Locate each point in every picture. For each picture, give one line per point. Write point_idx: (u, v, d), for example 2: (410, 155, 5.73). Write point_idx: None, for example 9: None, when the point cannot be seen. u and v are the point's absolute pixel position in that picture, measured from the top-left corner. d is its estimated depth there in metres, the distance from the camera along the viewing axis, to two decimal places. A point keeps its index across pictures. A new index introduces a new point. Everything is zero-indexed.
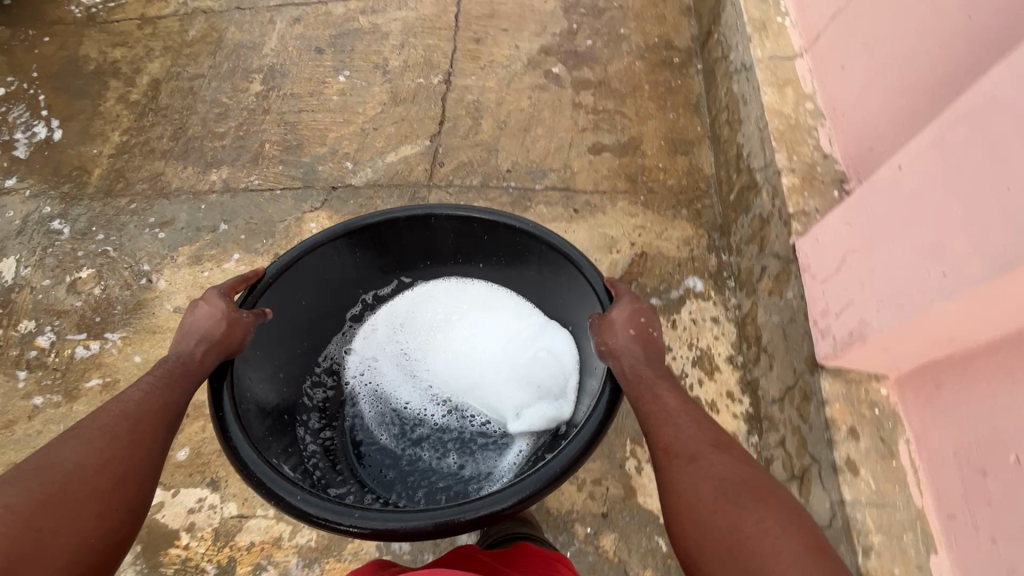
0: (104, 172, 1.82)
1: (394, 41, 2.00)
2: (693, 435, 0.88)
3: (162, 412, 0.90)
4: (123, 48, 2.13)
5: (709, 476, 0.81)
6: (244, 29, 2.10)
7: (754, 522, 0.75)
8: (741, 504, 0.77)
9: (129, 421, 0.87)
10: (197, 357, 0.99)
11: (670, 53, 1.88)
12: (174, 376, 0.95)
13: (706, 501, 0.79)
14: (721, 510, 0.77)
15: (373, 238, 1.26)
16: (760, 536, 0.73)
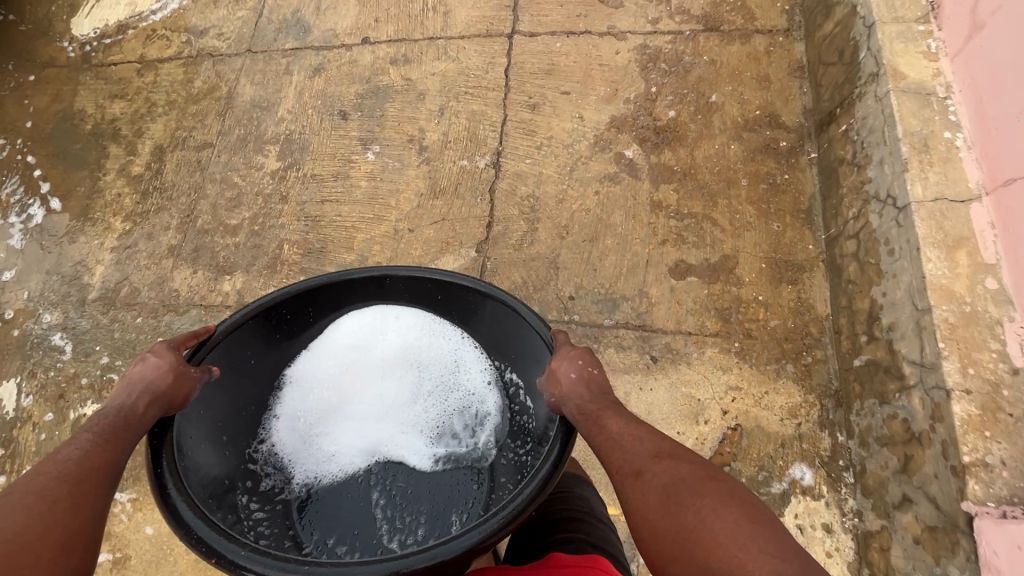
0: (106, 270, 1.60)
1: (431, 104, 1.67)
2: (635, 446, 0.78)
3: (103, 470, 0.73)
4: (123, 101, 1.85)
5: (653, 486, 0.72)
6: (258, 82, 1.79)
7: (704, 520, 0.65)
8: (687, 503, 0.68)
9: (67, 480, 0.70)
10: (145, 404, 0.82)
11: (776, 133, 1.50)
12: (114, 431, 0.79)
13: (652, 512, 0.70)
14: (670, 514, 0.68)
15: (323, 302, 1.05)
16: (710, 533, 0.64)
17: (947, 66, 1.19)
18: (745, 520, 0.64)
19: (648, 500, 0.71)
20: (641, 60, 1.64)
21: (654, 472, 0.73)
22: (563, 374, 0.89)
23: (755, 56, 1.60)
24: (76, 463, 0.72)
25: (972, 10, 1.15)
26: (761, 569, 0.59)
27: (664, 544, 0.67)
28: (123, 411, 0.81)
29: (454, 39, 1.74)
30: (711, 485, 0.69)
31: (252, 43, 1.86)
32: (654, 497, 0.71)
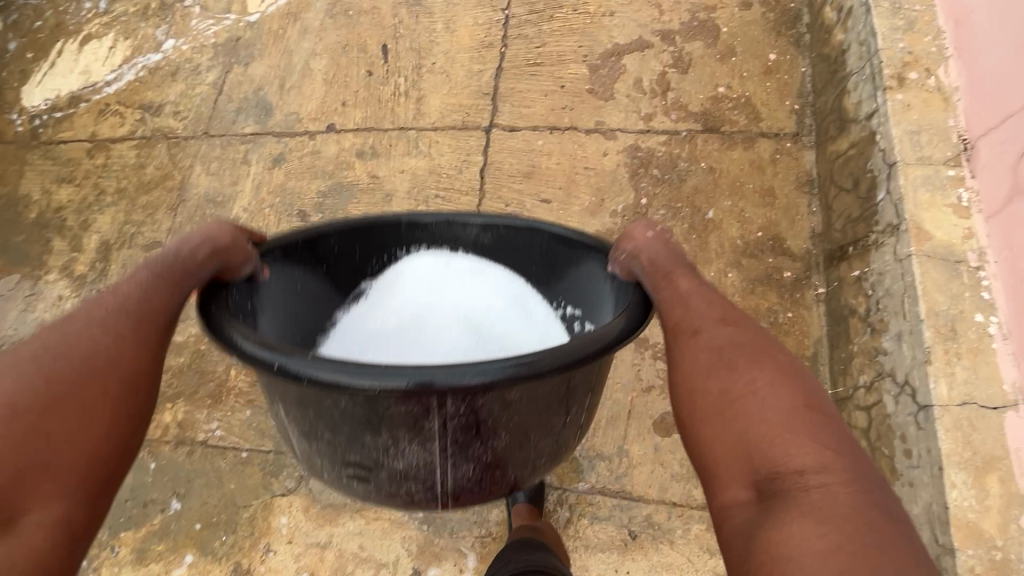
0: None
1: (398, 208, 1.51)
2: (701, 309, 0.74)
3: (149, 321, 0.70)
4: (70, 186, 1.71)
5: (707, 345, 0.70)
6: (214, 171, 1.65)
7: (751, 391, 0.64)
8: (739, 367, 0.66)
9: (117, 326, 0.67)
10: (201, 251, 0.76)
11: (780, 260, 1.33)
12: (168, 275, 0.74)
13: (698, 372, 0.68)
14: (714, 376, 0.67)
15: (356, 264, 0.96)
16: (758, 410, 0.62)
17: (980, 226, 1.02)
18: (790, 408, 0.61)
19: (697, 357, 0.70)
20: (631, 164, 1.47)
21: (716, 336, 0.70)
22: (639, 234, 0.80)
23: (759, 164, 1.42)
24: (131, 308, 0.70)
25: (1012, 167, 0.98)
26: (798, 450, 0.58)
27: (703, 399, 0.66)
28: (177, 256, 0.75)
29: (427, 132, 1.58)
30: (765, 364, 0.66)
31: (210, 124, 1.71)
32: (705, 354, 0.69)
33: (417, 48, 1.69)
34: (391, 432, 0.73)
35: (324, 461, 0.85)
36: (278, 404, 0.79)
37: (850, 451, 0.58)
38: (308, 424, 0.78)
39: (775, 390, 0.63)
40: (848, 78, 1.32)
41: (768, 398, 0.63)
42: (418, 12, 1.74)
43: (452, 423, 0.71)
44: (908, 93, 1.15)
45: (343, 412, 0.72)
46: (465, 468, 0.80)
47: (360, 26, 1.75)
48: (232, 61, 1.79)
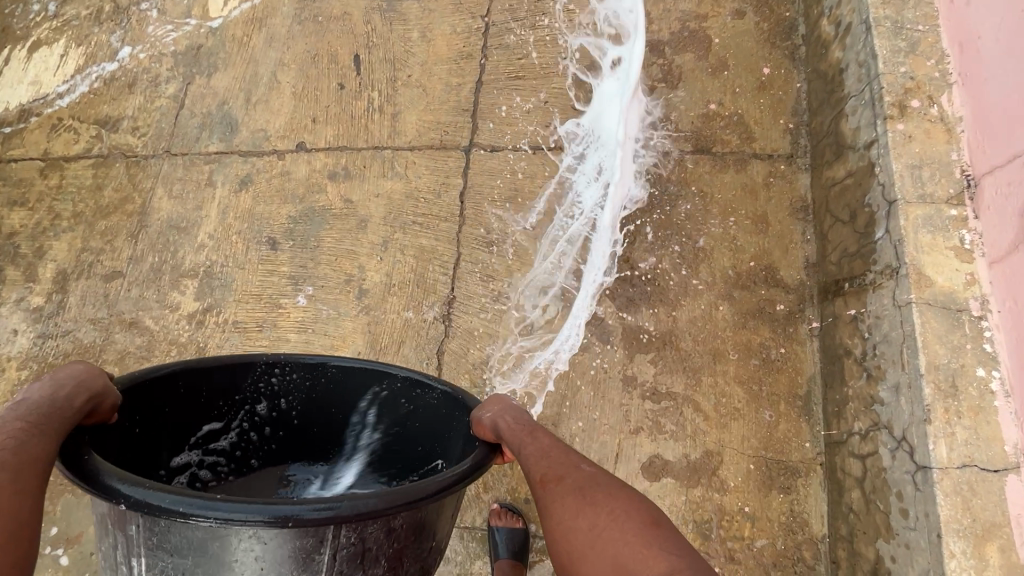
0: None
1: (374, 235, 1.43)
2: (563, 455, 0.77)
3: (29, 467, 0.62)
4: (22, 210, 1.60)
5: (570, 490, 0.72)
6: (176, 194, 1.55)
7: (612, 517, 0.68)
8: (596, 502, 0.69)
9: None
10: (79, 402, 0.71)
11: (772, 292, 1.28)
12: (40, 423, 0.67)
13: (567, 515, 0.70)
14: (582, 513, 0.69)
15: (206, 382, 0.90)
16: (620, 526, 0.66)
17: (982, 271, 0.98)
18: (642, 526, 0.66)
19: (563, 505, 0.71)
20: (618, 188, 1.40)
21: (575, 474, 0.74)
22: (494, 406, 0.83)
23: (752, 188, 1.36)
24: (4, 460, 0.62)
25: (1018, 212, 0.93)
26: (656, 559, 0.62)
27: (576, 537, 0.68)
28: (50, 404, 0.70)
29: (401, 152, 1.49)
30: (618, 488, 0.71)
31: (172, 142, 1.61)
32: (570, 502, 0.71)
33: (391, 60, 1.59)
34: (277, 567, 0.69)
35: None
36: (138, 553, 0.71)
37: (694, 557, 0.63)
38: (178, 573, 0.71)
39: (627, 515, 0.67)
40: (846, 100, 1.25)
41: (625, 523, 0.66)
42: (392, 19, 1.63)
43: (341, 553, 0.70)
44: (910, 122, 1.09)
45: (237, 553, 0.68)
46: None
47: (330, 34, 1.64)
48: (194, 70, 1.67)
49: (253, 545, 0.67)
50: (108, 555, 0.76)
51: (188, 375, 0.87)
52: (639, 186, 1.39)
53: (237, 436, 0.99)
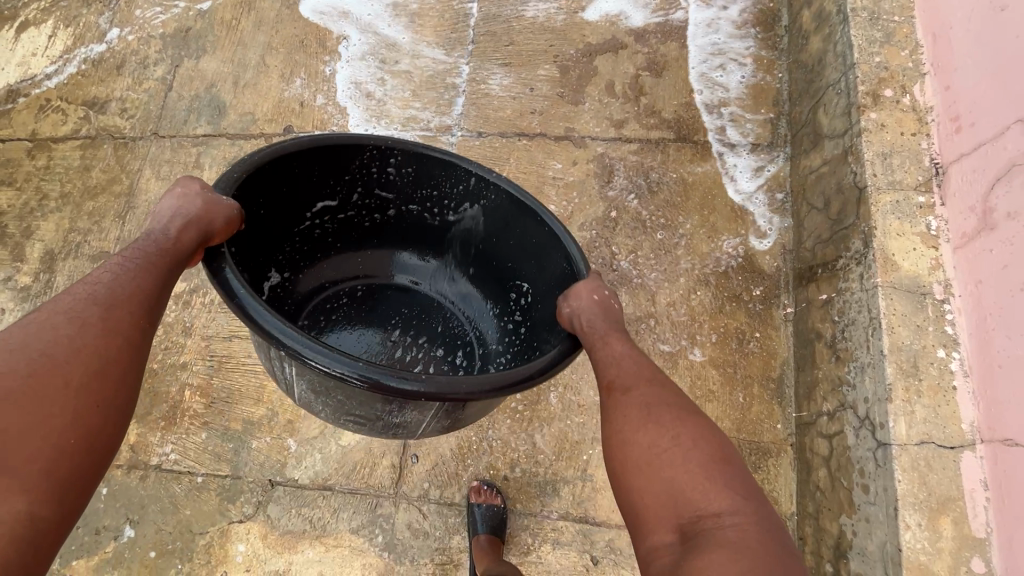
0: None
1: None
2: (635, 370, 0.78)
3: (125, 301, 0.71)
4: (10, 190, 1.60)
5: (636, 403, 0.74)
6: (163, 175, 1.56)
7: (677, 441, 0.69)
8: (663, 423, 0.71)
9: (77, 312, 0.68)
10: (184, 240, 0.78)
11: (749, 278, 1.30)
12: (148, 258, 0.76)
13: (629, 427, 0.72)
14: (645, 430, 0.71)
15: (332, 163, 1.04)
16: (686, 449, 0.68)
17: (947, 256, 1.00)
18: (709, 459, 0.67)
19: (628, 417, 0.73)
20: (602, 174, 1.42)
21: (645, 394, 0.75)
22: (584, 294, 0.86)
23: (731, 175, 1.38)
24: (101, 292, 0.71)
25: (984, 199, 0.96)
26: (714, 494, 0.64)
27: (634, 449, 0.70)
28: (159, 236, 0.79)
29: None
30: (687, 414, 0.73)
31: (160, 124, 1.61)
32: (635, 415, 0.73)
33: (364, 50, 1.60)
34: (400, 405, 0.84)
35: (324, 408, 0.94)
36: (289, 362, 0.85)
37: (752, 498, 0.65)
38: (322, 389, 0.87)
39: (695, 446, 0.69)
40: (824, 89, 1.27)
41: (690, 453, 0.68)
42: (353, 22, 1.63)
43: (449, 397, 0.84)
44: (883, 112, 1.11)
45: (364, 394, 0.82)
46: (442, 425, 0.94)
47: (318, 18, 1.65)
48: (182, 52, 1.68)
49: (377, 399, 0.81)
50: (264, 352, 0.90)
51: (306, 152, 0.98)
52: (752, 180, 1.37)
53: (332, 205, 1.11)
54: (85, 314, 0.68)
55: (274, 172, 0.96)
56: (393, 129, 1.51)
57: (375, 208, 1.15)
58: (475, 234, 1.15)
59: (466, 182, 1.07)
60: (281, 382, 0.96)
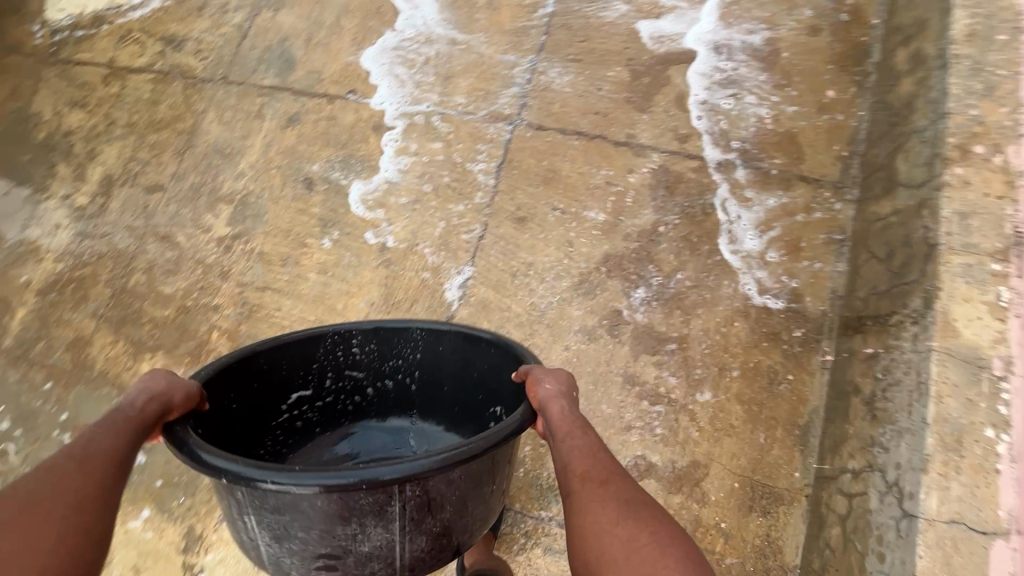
0: (28, 316, 1.46)
1: (405, 193, 1.45)
2: (608, 462, 0.80)
3: (96, 458, 0.69)
4: (81, 112, 1.66)
5: (613, 494, 0.75)
6: (226, 119, 1.59)
7: (654, 537, 0.70)
8: (641, 518, 0.71)
9: (51, 470, 0.67)
10: (149, 411, 0.77)
11: (790, 318, 1.25)
12: (116, 422, 0.75)
13: (606, 521, 0.72)
14: (624, 524, 0.71)
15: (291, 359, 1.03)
16: (661, 543, 0.68)
17: (1015, 330, 0.93)
18: (684, 557, 0.67)
19: (604, 509, 0.73)
20: (656, 187, 1.38)
21: (620, 486, 0.76)
22: (551, 387, 0.87)
23: (791, 210, 1.33)
24: (72, 452, 0.69)
25: None
26: None
27: (612, 544, 0.69)
28: (125, 405, 0.77)
29: (390, 113, 1.52)
30: (660, 510, 0.74)
31: (229, 70, 1.64)
32: (612, 507, 0.73)
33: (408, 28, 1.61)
34: (359, 519, 0.77)
35: (294, 559, 0.84)
36: (247, 511, 0.79)
37: None
38: (281, 528, 0.79)
39: (672, 541, 0.69)
40: (909, 135, 1.21)
41: (668, 549, 0.68)
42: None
43: (411, 503, 0.77)
44: (969, 168, 1.05)
45: (315, 509, 0.76)
46: (422, 543, 0.84)
47: None
48: (261, 4, 1.70)
49: (328, 505, 0.75)
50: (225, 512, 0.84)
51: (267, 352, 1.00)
52: (756, 239, 1.32)
53: (305, 398, 1.11)
54: (44, 482, 0.65)
55: (235, 368, 0.96)
56: (401, 111, 1.52)
57: (349, 388, 1.13)
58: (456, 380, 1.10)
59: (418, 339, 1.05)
60: (250, 544, 0.86)
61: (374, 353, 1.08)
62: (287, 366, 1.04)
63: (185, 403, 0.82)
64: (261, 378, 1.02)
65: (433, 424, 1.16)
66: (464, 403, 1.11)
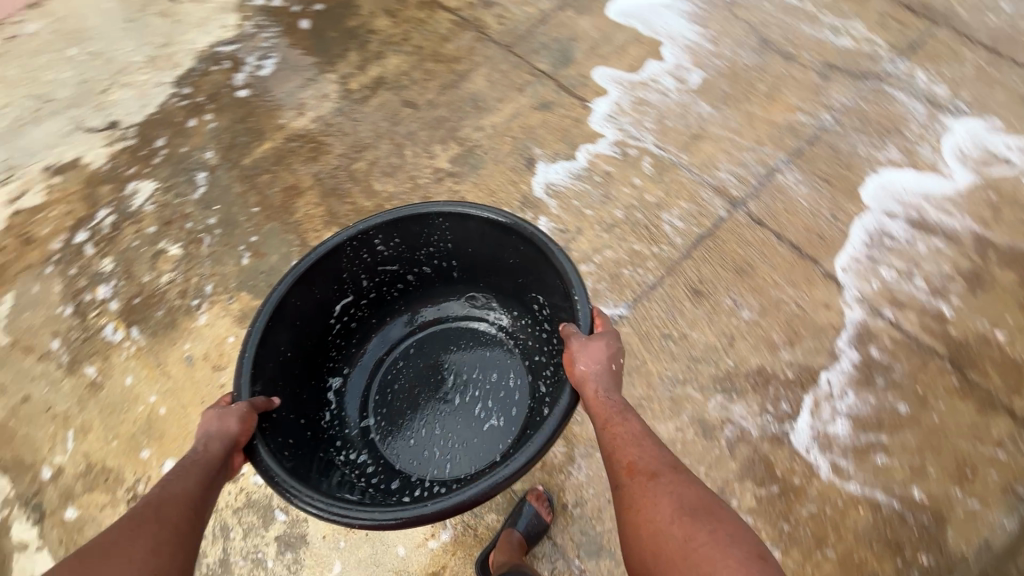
0: (270, 150, 1.72)
1: (604, 215, 1.53)
2: (656, 457, 0.93)
3: (175, 498, 0.89)
4: (389, 19, 1.93)
5: (662, 484, 0.88)
6: (492, 79, 1.77)
7: (708, 535, 0.79)
8: (693, 517, 0.81)
9: (138, 513, 0.85)
10: (214, 450, 1.00)
11: (917, 537, 1.16)
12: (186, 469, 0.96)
13: (658, 513, 0.84)
14: (678, 522, 0.81)
15: (315, 277, 1.33)
16: (708, 532, 0.79)
17: None
18: (741, 555, 0.75)
19: (658, 499, 0.85)
20: (840, 334, 1.34)
21: (669, 480, 0.88)
22: (583, 364, 1.07)
23: (973, 434, 1.23)
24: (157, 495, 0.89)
25: None
26: None
27: (669, 541, 0.80)
28: (195, 453, 1.00)
29: (607, 135, 1.65)
30: (710, 506, 0.84)
31: (516, 42, 1.82)
32: (664, 502, 0.85)
33: (662, 76, 1.73)
34: None
35: None
36: None
37: None
38: None
39: (726, 539, 0.78)
40: None
41: (723, 543, 0.77)
42: (669, 48, 1.78)
43: None
44: None
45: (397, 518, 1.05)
46: None
47: (667, 37, 1.79)
48: (569, 2, 1.88)
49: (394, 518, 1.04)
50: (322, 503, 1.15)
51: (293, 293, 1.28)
52: (846, 429, 1.26)
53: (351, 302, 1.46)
54: (135, 521, 0.84)
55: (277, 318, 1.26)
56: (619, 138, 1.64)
57: (388, 278, 1.48)
58: (481, 256, 1.43)
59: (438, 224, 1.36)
60: None
61: (399, 244, 1.39)
62: (321, 285, 1.35)
63: (240, 433, 1.05)
64: (302, 314, 1.34)
65: (473, 297, 1.54)
66: (495, 278, 1.46)
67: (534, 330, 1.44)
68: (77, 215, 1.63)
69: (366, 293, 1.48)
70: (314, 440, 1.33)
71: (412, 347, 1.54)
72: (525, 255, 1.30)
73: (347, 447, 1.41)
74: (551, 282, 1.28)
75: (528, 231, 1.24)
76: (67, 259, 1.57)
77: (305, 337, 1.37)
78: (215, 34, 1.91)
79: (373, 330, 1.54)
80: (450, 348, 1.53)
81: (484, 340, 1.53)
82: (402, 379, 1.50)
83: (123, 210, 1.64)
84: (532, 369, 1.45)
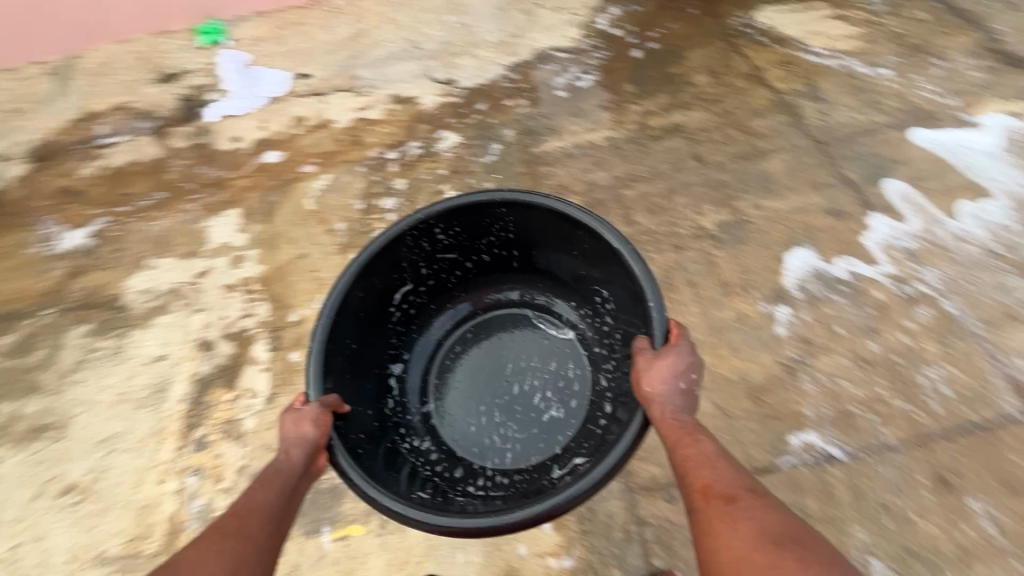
0: (556, 149, 1.89)
1: (857, 347, 1.42)
2: (730, 481, 1.00)
3: (262, 503, 1.04)
4: (709, 78, 1.98)
5: (740, 509, 0.94)
6: (791, 167, 1.71)
7: (791, 561, 0.83)
8: (774, 544, 0.86)
9: (234, 513, 1.01)
10: (295, 455, 1.16)
11: None
12: (276, 473, 1.12)
13: (739, 539, 0.89)
14: (761, 549, 0.86)
15: (376, 267, 1.50)
16: (788, 557, 0.83)
17: None
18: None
19: (737, 524, 0.91)
20: None
21: (745, 504, 0.94)
22: (652, 388, 1.17)
23: None
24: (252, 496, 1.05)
25: None
26: None
27: (752, 569, 0.84)
28: (281, 459, 1.16)
29: (885, 262, 1.54)
30: (790, 530, 0.88)
31: (830, 143, 1.75)
32: (744, 527, 0.90)
33: (976, 229, 1.57)
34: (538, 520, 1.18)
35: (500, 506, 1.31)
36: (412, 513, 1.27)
37: None
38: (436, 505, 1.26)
39: (813, 569, 0.81)
40: None
41: (809, 573, 0.80)
42: (996, 203, 1.61)
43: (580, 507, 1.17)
44: None
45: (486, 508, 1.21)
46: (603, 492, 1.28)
47: (998, 188, 1.63)
48: (905, 126, 1.76)
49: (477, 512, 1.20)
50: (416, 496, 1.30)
51: (353, 285, 1.45)
52: None
53: (412, 288, 1.66)
54: (230, 520, 0.99)
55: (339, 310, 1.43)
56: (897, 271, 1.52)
57: (447, 264, 1.67)
58: (541, 245, 1.59)
59: (503, 217, 1.52)
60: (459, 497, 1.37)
61: (462, 230, 1.56)
62: (382, 271, 1.54)
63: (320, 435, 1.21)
64: (361, 305, 1.51)
65: (538, 283, 1.72)
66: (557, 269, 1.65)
67: (596, 324, 1.62)
68: (396, 138, 1.98)
69: (423, 279, 1.67)
70: (380, 429, 1.54)
71: (469, 332, 1.76)
72: (586, 248, 1.47)
73: (410, 433, 1.63)
74: (613, 274, 1.42)
75: (596, 225, 1.37)
76: (374, 167, 1.90)
77: (369, 328, 1.57)
78: (555, 40, 2.16)
79: (432, 314, 1.76)
80: (505, 336, 1.74)
81: (541, 327, 1.73)
82: (463, 370, 1.72)
83: (428, 149, 1.93)
84: (592, 361, 1.63)
